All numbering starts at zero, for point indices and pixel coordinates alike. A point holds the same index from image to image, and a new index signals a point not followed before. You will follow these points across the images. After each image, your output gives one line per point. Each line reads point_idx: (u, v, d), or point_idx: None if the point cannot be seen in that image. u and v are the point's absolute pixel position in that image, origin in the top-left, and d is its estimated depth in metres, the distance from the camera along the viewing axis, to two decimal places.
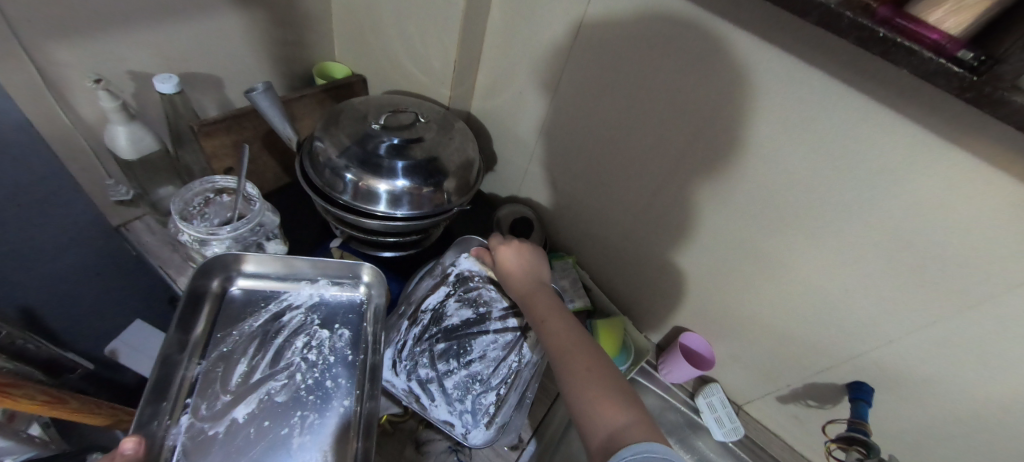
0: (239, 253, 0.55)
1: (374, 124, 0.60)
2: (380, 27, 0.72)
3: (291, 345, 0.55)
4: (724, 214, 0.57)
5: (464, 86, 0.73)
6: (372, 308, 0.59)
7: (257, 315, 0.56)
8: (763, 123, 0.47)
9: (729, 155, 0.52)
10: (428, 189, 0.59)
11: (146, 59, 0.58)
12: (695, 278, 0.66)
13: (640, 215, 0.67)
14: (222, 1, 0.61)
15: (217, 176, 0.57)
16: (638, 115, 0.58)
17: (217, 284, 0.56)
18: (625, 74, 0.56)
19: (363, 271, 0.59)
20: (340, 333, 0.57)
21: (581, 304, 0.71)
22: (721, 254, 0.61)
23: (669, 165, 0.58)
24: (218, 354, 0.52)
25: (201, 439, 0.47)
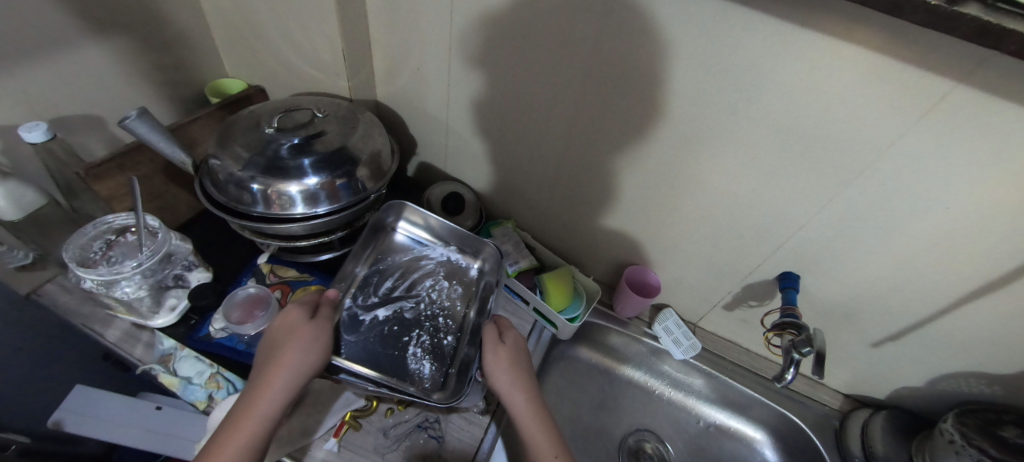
0: (401, 202, 0.67)
1: (269, 128, 0.58)
2: (261, 32, 0.70)
3: (422, 283, 0.64)
4: (630, 146, 0.58)
5: (362, 75, 0.71)
6: (481, 281, 0.65)
7: (406, 252, 0.67)
8: (639, 44, 0.48)
9: (618, 83, 0.52)
10: (341, 180, 0.58)
11: (6, 111, 0.54)
12: (624, 214, 0.67)
13: (561, 166, 0.67)
14: (79, 35, 0.58)
15: (111, 216, 0.56)
16: (531, 67, 0.58)
17: (392, 220, 0.69)
18: (508, 26, 0.55)
19: (485, 248, 0.65)
20: (453, 287, 0.64)
21: (525, 263, 0.71)
22: (641, 185, 0.62)
23: (571, 108, 0.59)
24: (376, 268, 0.64)
25: (353, 323, 0.58)
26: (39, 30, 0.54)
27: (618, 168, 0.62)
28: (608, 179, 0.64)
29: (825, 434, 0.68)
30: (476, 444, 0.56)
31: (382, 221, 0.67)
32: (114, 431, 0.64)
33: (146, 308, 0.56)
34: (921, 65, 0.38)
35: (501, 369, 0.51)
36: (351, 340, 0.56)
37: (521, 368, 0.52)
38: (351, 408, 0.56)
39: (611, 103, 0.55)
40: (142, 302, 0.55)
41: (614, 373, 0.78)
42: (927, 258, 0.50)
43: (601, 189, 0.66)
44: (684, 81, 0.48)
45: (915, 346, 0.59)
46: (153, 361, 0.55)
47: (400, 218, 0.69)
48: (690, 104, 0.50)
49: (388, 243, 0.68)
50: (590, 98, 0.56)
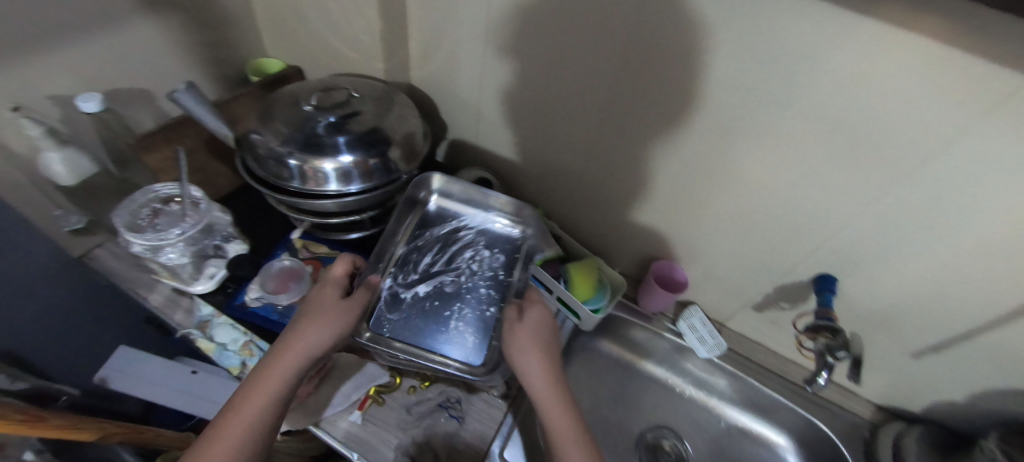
0: (435, 174, 0.67)
1: (308, 106, 0.59)
2: (300, 12, 0.71)
3: (460, 254, 0.65)
4: (667, 137, 0.57)
5: (397, 57, 0.71)
6: (525, 245, 0.67)
7: (445, 225, 0.68)
8: (681, 30, 0.46)
9: (657, 71, 0.51)
10: (375, 159, 0.58)
11: (64, 81, 0.57)
12: (657, 207, 0.66)
13: (592, 154, 0.66)
14: (132, 11, 0.60)
15: (157, 185, 0.57)
16: (566, 53, 0.56)
17: (426, 195, 0.69)
18: (545, 11, 0.54)
19: (526, 212, 0.66)
20: (495, 256, 0.65)
21: (552, 253, 0.69)
22: (675, 178, 0.60)
23: (606, 95, 0.58)
24: (415, 245, 0.65)
25: (393, 301, 0.59)
26: (91, 5, 0.55)
27: (653, 160, 0.60)
28: (642, 171, 0.63)
29: (854, 443, 0.65)
30: (495, 426, 0.56)
31: (417, 197, 0.67)
32: (151, 390, 0.67)
33: (188, 274, 0.58)
34: (1001, 59, 0.34)
35: (520, 343, 0.51)
36: (393, 318, 0.57)
37: (542, 346, 0.51)
38: (375, 383, 0.58)
39: (648, 91, 0.53)
40: (184, 268, 0.58)
41: (635, 368, 0.77)
42: (984, 267, 0.46)
43: (634, 182, 0.65)
44: (727, 69, 0.46)
45: (960, 359, 0.56)
46: (190, 327, 0.57)
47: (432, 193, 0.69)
48: (732, 94, 0.48)
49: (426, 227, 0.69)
50: (626, 86, 0.55)
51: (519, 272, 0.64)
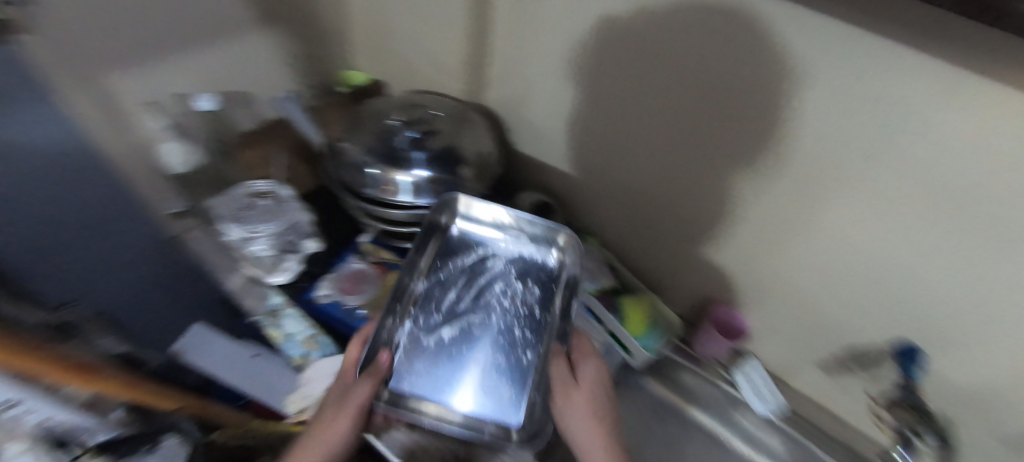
0: (453, 193, 0.60)
1: (394, 121, 0.64)
2: (393, 32, 0.76)
3: (489, 288, 0.60)
4: (744, 178, 0.55)
5: (476, 79, 0.74)
6: (563, 276, 0.61)
7: (468, 254, 0.63)
8: (764, 79, 0.45)
9: (738, 113, 0.49)
10: (447, 176, 0.61)
11: (187, 81, 0.64)
12: (731, 247, 0.63)
13: (659, 188, 0.65)
14: (249, 24, 0.67)
15: (254, 182, 0.65)
16: (643, 89, 0.57)
17: (444, 219, 0.63)
18: (625, 48, 0.54)
19: (563, 238, 0.61)
20: (530, 289, 0.61)
21: (605, 283, 0.72)
22: (748, 223, 0.58)
23: (679, 133, 0.57)
24: (437, 279, 0.60)
25: (414, 348, 0.54)
26: (213, 19, 0.63)
27: (728, 199, 0.58)
28: (714, 209, 0.61)
29: None
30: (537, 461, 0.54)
31: (437, 222, 0.62)
32: (214, 367, 0.71)
33: (270, 264, 0.63)
34: None
35: (576, 420, 0.48)
36: (416, 366, 0.52)
37: (598, 407, 0.49)
38: None
39: (724, 132, 0.52)
40: (266, 259, 0.64)
41: (681, 414, 0.73)
42: None
43: (705, 218, 0.63)
44: (819, 125, 0.44)
45: None
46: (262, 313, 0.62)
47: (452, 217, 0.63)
48: (816, 145, 0.45)
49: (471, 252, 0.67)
50: (700, 127, 0.54)
51: (558, 304, 0.60)
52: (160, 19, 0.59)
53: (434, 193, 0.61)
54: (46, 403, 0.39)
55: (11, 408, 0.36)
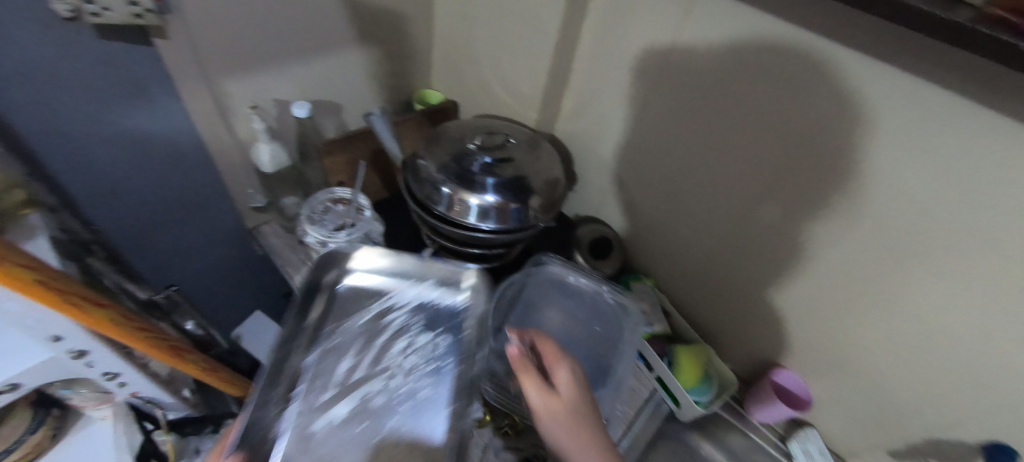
0: (345, 246, 0.58)
1: (471, 144, 0.65)
2: (476, 57, 0.79)
3: (392, 345, 0.57)
4: (820, 222, 0.50)
5: (550, 110, 0.75)
6: (471, 317, 0.59)
7: (361, 312, 0.58)
8: (840, 117, 0.42)
9: (812, 150, 0.46)
10: (516, 204, 0.62)
11: (287, 89, 0.69)
12: (797, 295, 0.58)
13: (727, 240, 0.62)
14: (348, 40, 0.72)
15: (335, 187, 0.64)
16: (722, 139, 0.54)
17: (331, 275, 0.59)
18: (709, 97, 0.53)
19: (466, 278, 0.60)
20: (437, 340, 0.58)
21: (660, 328, 0.69)
22: (817, 276, 0.53)
23: (758, 188, 0.54)
24: (323, 348, 0.55)
25: (309, 432, 0.48)
26: (319, 33, 0.67)
27: (799, 245, 0.53)
28: (781, 256, 0.56)
29: None
30: None
31: (319, 278, 0.57)
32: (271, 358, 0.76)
33: None
34: None
35: (561, 436, 0.39)
36: (322, 439, 0.48)
37: (583, 423, 0.39)
38: None
39: (794, 168, 0.49)
40: None
41: None
42: None
43: (769, 263, 0.58)
44: (915, 177, 0.39)
45: None
46: None
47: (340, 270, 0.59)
48: (918, 225, 0.42)
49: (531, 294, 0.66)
50: (783, 187, 0.51)
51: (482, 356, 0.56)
52: (280, 32, 0.63)
53: (322, 252, 0.58)
54: (144, 381, 0.43)
55: (110, 379, 0.40)
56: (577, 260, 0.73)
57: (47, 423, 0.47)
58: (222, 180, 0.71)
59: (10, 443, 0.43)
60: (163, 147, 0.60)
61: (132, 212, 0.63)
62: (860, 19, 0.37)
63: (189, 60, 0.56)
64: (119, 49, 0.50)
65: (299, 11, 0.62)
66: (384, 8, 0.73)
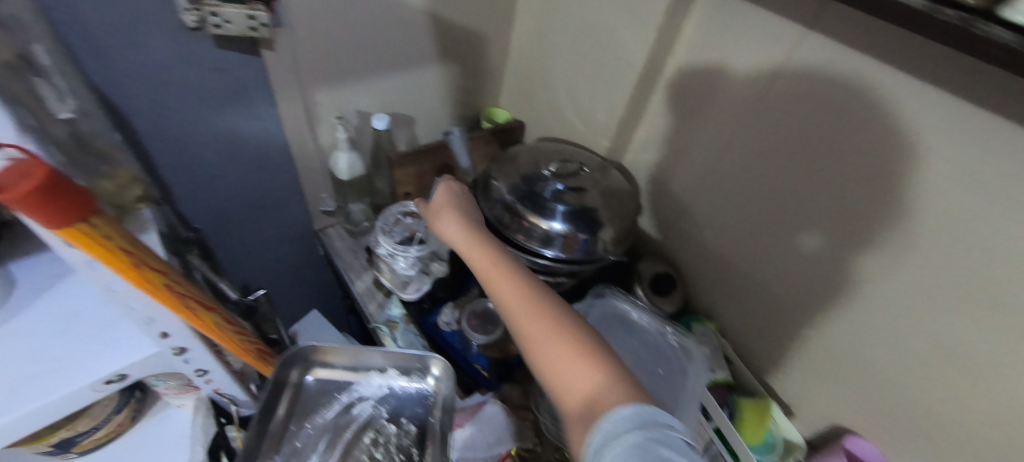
0: (315, 344, 0.49)
1: (545, 169, 0.65)
2: (552, 82, 0.79)
3: (359, 442, 0.48)
4: (869, 256, 0.46)
5: (623, 140, 0.74)
6: (438, 403, 0.49)
7: (328, 406, 0.50)
8: (894, 145, 0.40)
9: (864, 175, 0.43)
10: (584, 234, 0.61)
11: (370, 102, 0.71)
12: (865, 359, 0.50)
13: (796, 293, 0.56)
14: (432, 59, 0.73)
15: (410, 201, 0.66)
16: (798, 184, 0.51)
17: (295, 374, 0.50)
18: (791, 138, 0.50)
19: (432, 363, 0.51)
20: (406, 429, 0.49)
21: (722, 376, 0.66)
22: (887, 337, 0.47)
23: (835, 241, 0.49)
24: (288, 450, 0.45)
25: None
26: (408, 50, 0.69)
27: (847, 281, 0.49)
28: (847, 309, 0.50)
29: None
30: None
31: (281, 375, 0.48)
32: None
33: (402, 281, 0.65)
34: None
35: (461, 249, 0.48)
36: None
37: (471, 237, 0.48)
38: (517, 445, 0.57)
39: (844, 196, 0.46)
40: (400, 278, 0.65)
41: None
42: None
43: (812, 299, 0.54)
44: (1006, 225, 0.35)
45: None
46: (380, 321, 0.68)
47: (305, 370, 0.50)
48: None
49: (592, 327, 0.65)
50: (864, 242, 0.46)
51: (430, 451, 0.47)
52: (370, 48, 0.64)
53: (291, 347, 0.49)
54: (225, 378, 0.45)
55: (200, 375, 0.42)
56: (637, 293, 0.71)
57: (130, 405, 0.48)
58: (300, 183, 0.74)
59: (98, 422, 0.45)
60: (253, 149, 0.64)
61: (218, 206, 0.67)
62: (979, 71, 0.33)
63: (287, 71, 0.58)
64: (230, 57, 0.53)
65: (391, 28, 0.64)
66: (468, 29, 0.74)
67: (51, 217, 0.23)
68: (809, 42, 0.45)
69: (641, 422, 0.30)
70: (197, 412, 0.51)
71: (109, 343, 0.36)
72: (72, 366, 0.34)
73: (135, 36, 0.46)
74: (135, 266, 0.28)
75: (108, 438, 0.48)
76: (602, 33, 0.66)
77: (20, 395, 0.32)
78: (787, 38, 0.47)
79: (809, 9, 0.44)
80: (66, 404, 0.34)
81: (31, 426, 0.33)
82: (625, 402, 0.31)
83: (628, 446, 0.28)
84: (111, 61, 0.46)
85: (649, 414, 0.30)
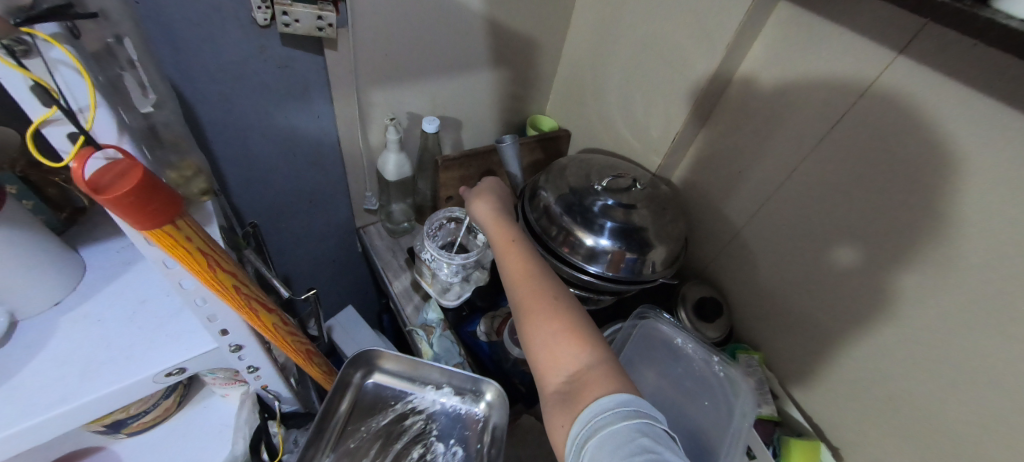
0: (379, 349, 0.57)
1: (596, 183, 0.63)
2: (604, 93, 0.77)
3: (408, 454, 0.52)
4: (952, 290, 0.44)
5: (676, 156, 0.71)
6: (488, 430, 0.53)
7: (385, 413, 0.55)
8: (950, 173, 0.42)
9: (921, 198, 0.45)
10: (632, 253, 0.59)
11: (422, 105, 0.71)
12: (942, 402, 0.48)
13: (860, 325, 0.54)
14: (485, 64, 0.73)
15: (456, 208, 0.64)
16: (876, 213, 0.49)
17: (359, 376, 0.57)
18: (873, 168, 0.48)
19: (488, 388, 0.55)
20: (452, 451, 0.53)
21: (768, 412, 0.62)
22: (969, 378, 0.45)
23: (916, 273, 0.47)
24: (345, 449, 0.51)
25: None
26: (463, 54, 0.69)
27: (920, 317, 0.48)
28: (927, 347, 0.48)
29: None
30: None
31: (347, 376, 0.55)
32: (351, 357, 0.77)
33: (443, 286, 0.65)
34: None
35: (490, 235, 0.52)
36: None
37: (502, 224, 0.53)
38: None
39: (899, 218, 0.47)
40: (441, 283, 0.64)
41: None
42: None
43: (855, 320, 0.54)
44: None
45: None
46: (416, 324, 0.66)
47: (368, 373, 0.57)
48: None
49: (632, 348, 0.63)
50: (954, 277, 0.44)
51: None
52: (428, 51, 0.64)
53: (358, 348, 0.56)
54: (273, 375, 0.45)
55: (251, 371, 0.43)
56: (680, 316, 0.68)
57: (178, 391, 0.50)
58: (347, 181, 0.74)
59: (148, 406, 0.46)
60: (307, 145, 0.65)
61: (269, 198, 0.69)
62: None
63: (346, 71, 0.59)
64: (294, 56, 0.54)
65: (449, 32, 0.64)
66: (523, 35, 0.73)
67: (141, 216, 0.22)
68: (895, 68, 0.44)
69: (636, 412, 0.31)
70: (243, 405, 0.51)
71: (172, 334, 0.37)
72: (137, 355, 0.35)
73: (210, 31, 0.48)
74: (207, 265, 0.28)
75: (155, 421, 0.49)
76: (664, 46, 0.64)
77: (91, 382, 0.33)
78: (873, 64, 0.46)
79: (905, 35, 0.43)
80: (130, 393, 0.34)
81: (100, 411, 0.33)
82: (610, 392, 0.33)
83: (615, 429, 0.30)
84: (186, 54, 0.48)
85: (640, 408, 0.32)
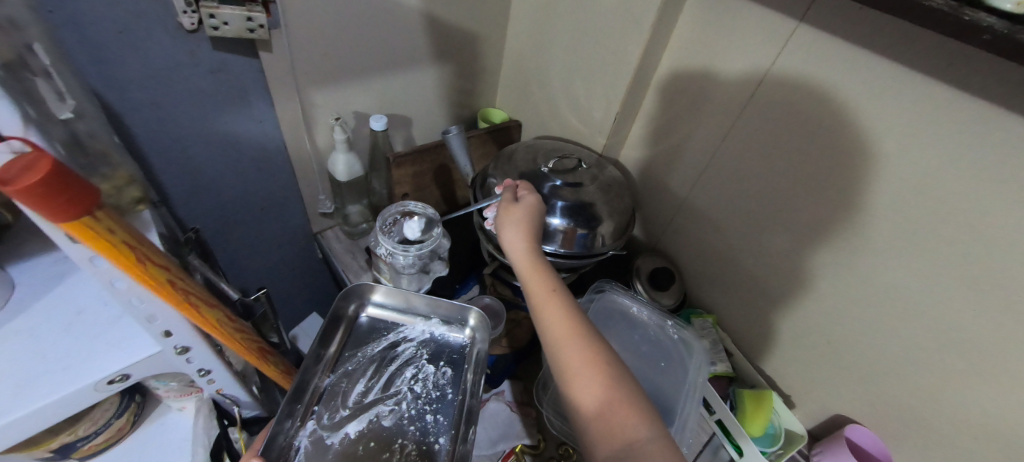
0: (372, 283, 0.57)
1: (544, 166, 0.65)
2: (547, 82, 0.80)
3: (401, 374, 0.53)
4: (864, 231, 0.49)
5: (620, 135, 0.74)
6: (474, 352, 0.55)
7: (378, 341, 0.56)
8: (851, 125, 0.47)
9: (829, 150, 0.49)
10: (583, 230, 0.61)
11: (367, 104, 0.71)
12: (864, 332, 0.53)
13: (792, 275, 0.58)
14: (427, 61, 0.74)
15: (410, 202, 0.66)
16: (794, 170, 0.54)
17: (353, 309, 0.57)
18: (789, 130, 0.53)
19: (471, 315, 0.57)
20: (443, 371, 0.54)
21: (722, 368, 0.66)
22: (882, 307, 0.50)
23: (831, 221, 0.52)
24: (344, 371, 0.52)
25: (320, 448, 0.45)
26: (404, 51, 0.69)
27: (840, 259, 0.52)
28: (848, 286, 0.52)
29: None
30: None
31: (341, 310, 0.56)
32: None
33: (401, 281, 0.65)
34: None
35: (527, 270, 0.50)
36: None
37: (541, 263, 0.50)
38: (521, 442, 0.57)
39: (815, 170, 0.51)
40: (400, 279, 0.65)
41: None
42: None
43: (788, 270, 0.59)
44: (970, 189, 0.40)
45: None
46: None
47: (362, 306, 0.58)
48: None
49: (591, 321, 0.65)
50: (862, 219, 0.49)
51: (467, 384, 0.52)
52: (368, 49, 0.65)
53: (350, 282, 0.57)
54: (227, 379, 0.45)
55: (202, 375, 0.42)
56: (636, 288, 0.71)
57: (131, 409, 0.48)
58: (299, 185, 0.74)
59: (98, 426, 0.44)
60: (252, 150, 0.64)
61: (217, 208, 0.67)
62: (967, 51, 0.37)
63: (285, 72, 0.59)
64: (228, 60, 0.54)
65: (388, 28, 0.65)
66: (462, 29, 0.74)
67: (53, 207, 0.23)
68: (799, 33, 0.48)
69: None
70: (198, 414, 0.50)
71: (112, 341, 0.36)
72: (75, 364, 0.34)
73: (134, 36, 0.46)
74: (136, 260, 0.28)
75: (109, 444, 0.47)
76: (597, 31, 0.67)
77: (25, 395, 0.32)
78: (779, 33, 0.50)
79: (801, 4, 0.47)
80: (68, 406, 0.34)
81: (37, 426, 0.33)
82: None
83: None
84: (110, 62, 0.47)
85: None
